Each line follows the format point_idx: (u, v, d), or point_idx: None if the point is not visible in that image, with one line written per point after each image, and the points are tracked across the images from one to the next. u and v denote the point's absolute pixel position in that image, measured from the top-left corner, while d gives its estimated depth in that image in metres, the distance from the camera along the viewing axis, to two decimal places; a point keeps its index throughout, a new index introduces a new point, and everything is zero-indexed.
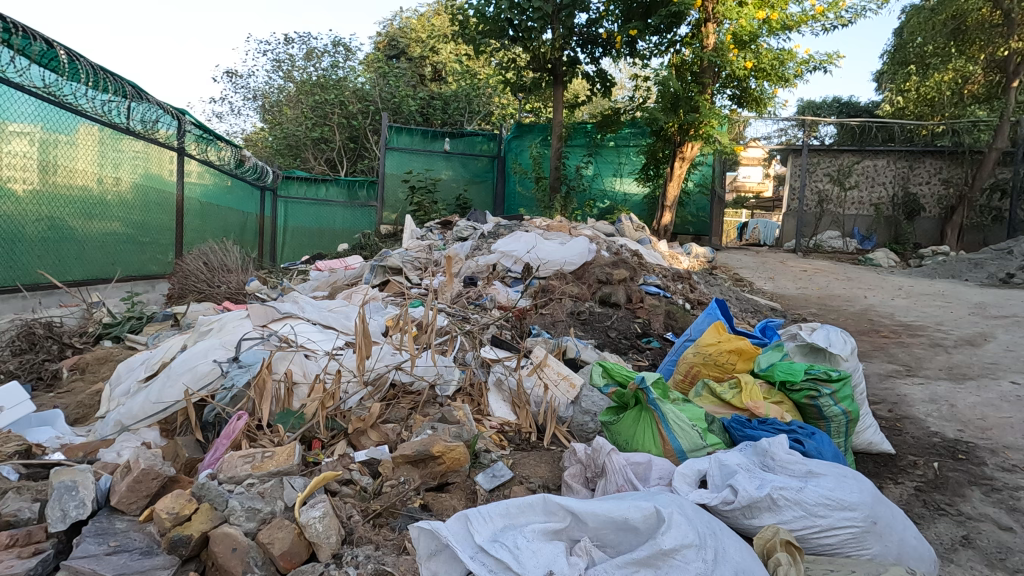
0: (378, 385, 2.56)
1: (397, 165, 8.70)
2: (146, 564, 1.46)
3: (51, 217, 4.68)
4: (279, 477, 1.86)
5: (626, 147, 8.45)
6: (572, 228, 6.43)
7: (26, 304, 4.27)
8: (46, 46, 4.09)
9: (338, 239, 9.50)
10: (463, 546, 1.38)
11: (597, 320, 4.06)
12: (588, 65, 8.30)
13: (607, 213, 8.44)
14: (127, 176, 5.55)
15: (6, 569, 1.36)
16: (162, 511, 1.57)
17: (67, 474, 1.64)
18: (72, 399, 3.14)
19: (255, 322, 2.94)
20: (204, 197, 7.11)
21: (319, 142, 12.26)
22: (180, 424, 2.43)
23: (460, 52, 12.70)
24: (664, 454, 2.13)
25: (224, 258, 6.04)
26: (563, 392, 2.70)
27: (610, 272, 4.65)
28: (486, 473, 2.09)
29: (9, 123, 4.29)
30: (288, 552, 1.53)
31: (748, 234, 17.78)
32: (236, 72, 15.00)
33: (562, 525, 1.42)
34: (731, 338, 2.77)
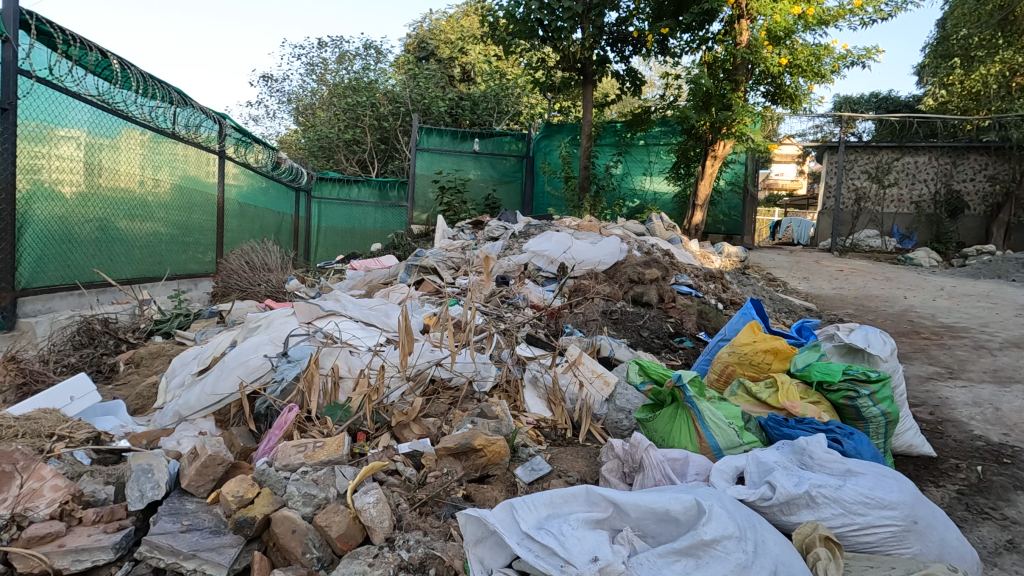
0: (418, 381, 2.66)
1: (427, 165, 8.84)
2: (216, 542, 1.57)
3: (101, 220, 4.78)
4: (331, 466, 1.96)
5: (656, 146, 8.42)
6: (602, 228, 6.44)
7: (84, 300, 4.49)
8: (101, 58, 4.41)
9: (371, 239, 9.69)
10: (511, 533, 1.46)
11: (629, 320, 4.08)
12: (618, 64, 8.30)
13: (637, 212, 8.42)
14: (167, 178, 5.69)
15: (95, 543, 1.50)
16: (229, 494, 1.69)
17: (143, 457, 1.77)
18: (131, 390, 3.33)
19: (301, 320, 3.08)
20: (242, 198, 7.35)
21: (351, 144, 12.52)
22: (234, 415, 2.57)
23: (489, 52, 12.80)
24: (700, 451, 2.17)
25: (264, 258, 6.26)
26: (597, 390, 2.76)
27: (642, 272, 4.66)
28: (525, 466, 2.15)
29: (60, 128, 4.30)
30: (344, 535, 1.63)
31: (781, 233, 17.44)
32: (271, 77, 15.44)
33: (604, 515, 1.48)
34: (767, 338, 2.77)
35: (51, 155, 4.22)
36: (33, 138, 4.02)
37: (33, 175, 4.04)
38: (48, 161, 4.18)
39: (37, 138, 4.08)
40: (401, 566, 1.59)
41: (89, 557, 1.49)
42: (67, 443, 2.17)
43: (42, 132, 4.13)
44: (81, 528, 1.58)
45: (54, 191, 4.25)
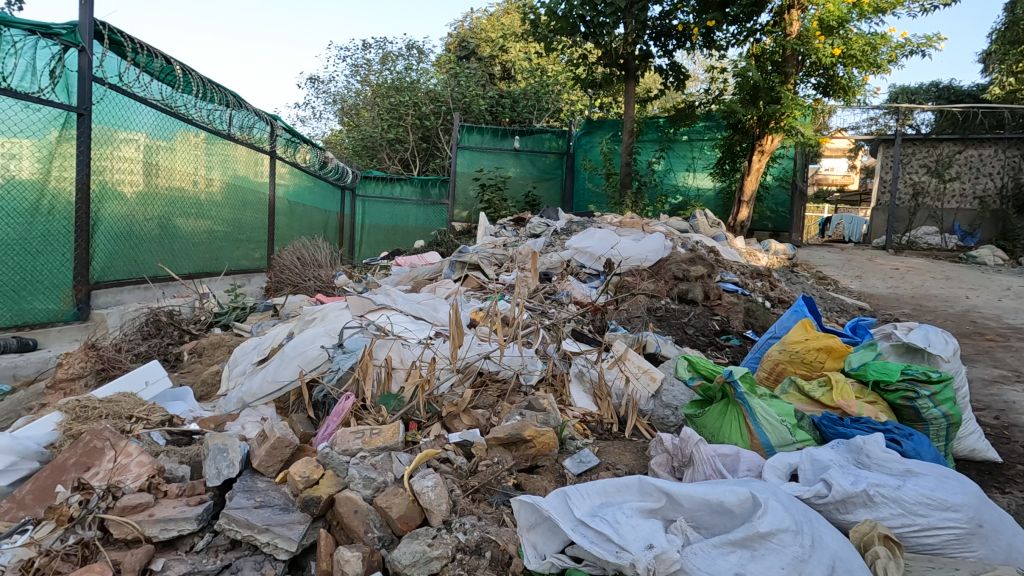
0: (467, 372, 2.72)
1: (468, 164, 8.95)
2: (286, 518, 1.67)
3: (162, 219, 5.04)
4: (387, 452, 2.04)
5: (700, 141, 8.26)
6: (645, 225, 6.38)
7: (150, 293, 4.78)
8: (166, 64, 4.68)
9: (413, 237, 9.88)
10: (565, 519, 1.50)
11: (674, 317, 4.05)
12: (661, 59, 8.19)
13: (679, 209, 8.29)
14: (221, 178, 5.93)
15: (180, 514, 1.63)
16: (296, 474, 1.80)
17: (218, 438, 1.91)
18: (197, 378, 3.53)
19: (355, 313, 3.19)
20: (291, 196, 7.65)
21: (394, 143, 12.79)
22: (293, 403, 2.70)
23: (529, 50, 12.81)
24: (751, 448, 2.15)
25: (315, 254, 6.51)
26: (644, 385, 2.77)
27: (687, 269, 4.61)
28: (574, 458, 2.19)
29: (125, 131, 4.53)
30: (405, 516, 1.71)
31: (832, 230, 16.79)
32: (318, 79, 15.93)
33: (658, 505, 1.50)
34: (820, 336, 2.72)
35: (113, 156, 4.41)
36: (99, 141, 4.23)
37: (98, 176, 4.25)
38: (112, 162, 4.40)
39: (103, 141, 4.29)
40: (458, 548, 1.65)
41: (174, 526, 1.61)
42: (145, 424, 2.33)
43: (108, 135, 4.35)
44: (166, 500, 1.71)
45: (115, 190, 4.44)
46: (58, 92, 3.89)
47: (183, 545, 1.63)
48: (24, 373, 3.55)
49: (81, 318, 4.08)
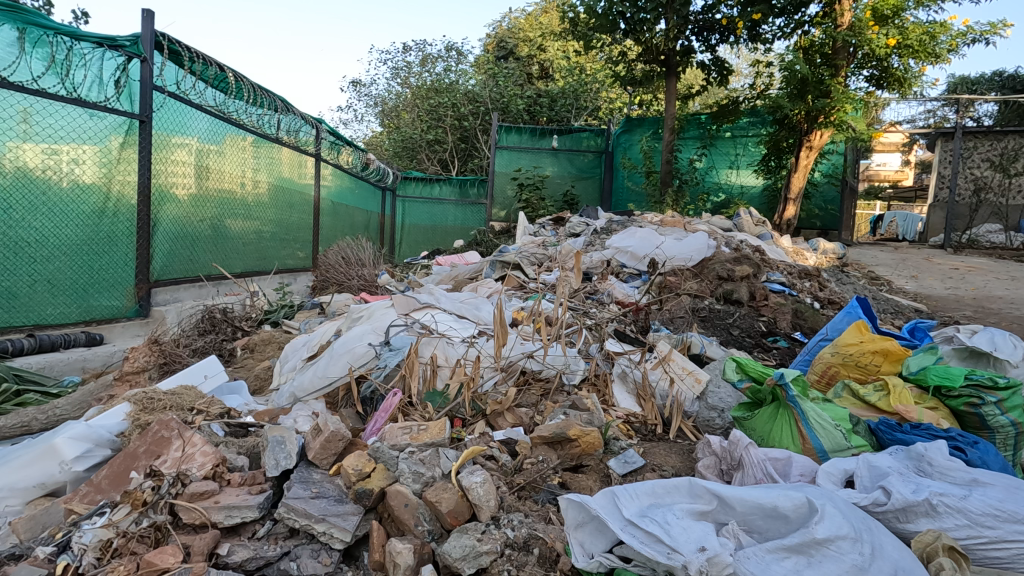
0: (511, 371, 2.75)
1: (506, 163, 8.99)
2: (341, 509, 1.73)
3: (215, 220, 5.25)
4: (434, 448, 2.08)
5: (744, 138, 8.04)
6: (687, 224, 6.26)
7: (204, 291, 5.01)
8: (219, 71, 4.90)
9: (452, 236, 9.99)
10: (613, 518, 1.50)
11: (718, 318, 3.97)
12: (703, 54, 8.02)
13: (722, 207, 8.12)
14: (270, 180, 6.14)
15: (244, 501, 1.71)
16: (349, 467, 1.86)
17: (276, 430, 2.00)
18: (250, 372, 3.68)
19: (400, 311, 3.26)
20: (334, 197, 7.87)
21: (434, 143, 12.97)
22: (342, 398, 2.79)
23: (568, 48, 12.75)
24: (803, 452, 2.09)
25: (358, 253, 6.68)
26: (689, 386, 2.73)
27: (732, 269, 4.51)
28: (619, 459, 2.18)
29: (181, 136, 4.73)
30: (454, 510, 1.75)
31: (883, 228, 16.09)
32: (360, 82, 16.28)
33: (709, 508, 1.49)
34: (875, 338, 2.62)
35: (168, 160, 4.59)
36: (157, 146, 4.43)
37: (155, 179, 4.45)
38: (167, 166, 4.58)
39: (158, 145, 4.47)
40: (507, 544, 1.68)
41: (239, 513, 1.69)
42: (205, 416, 2.45)
43: (163, 141, 4.52)
44: (230, 489, 1.80)
45: (169, 192, 4.62)
46: (122, 100, 4.12)
47: (245, 532, 1.71)
48: (92, 366, 3.77)
49: (142, 314, 4.31)
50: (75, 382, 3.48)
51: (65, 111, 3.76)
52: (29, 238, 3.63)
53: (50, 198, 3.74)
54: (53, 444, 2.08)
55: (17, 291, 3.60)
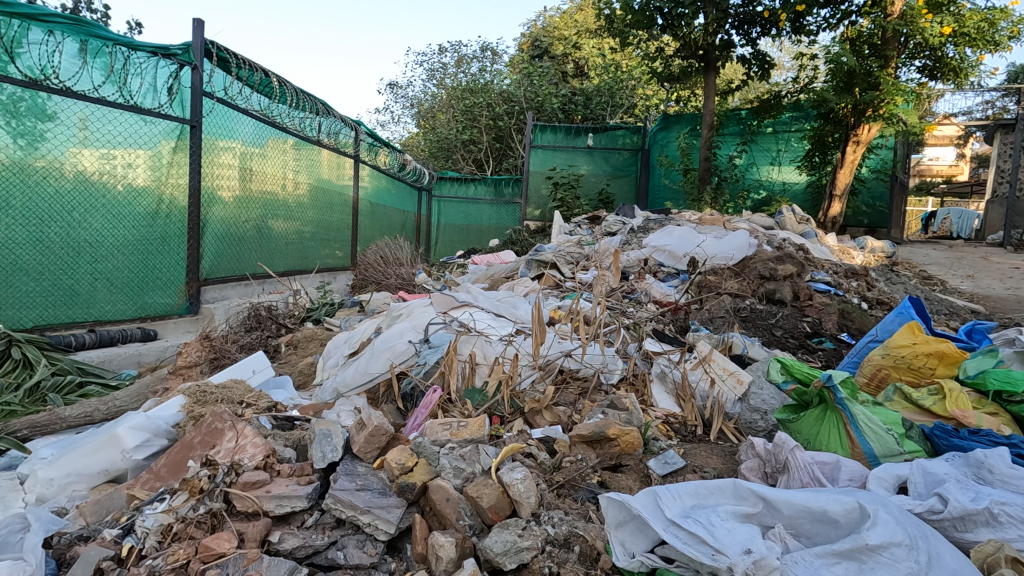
0: (549, 370, 2.75)
1: (541, 162, 9.00)
2: (385, 501, 1.78)
3: (259, 220, 5.43)
4: (474, 444, 2.11)
5: (787, 133, 7.80)
6: (727, 222, 6.13)
7: (250, 289, 5.20)
8: (264, 77, 5.08)
9: (487, 236, 10.04)
10: (655, 518, 1.49)
11: (760, 318, 3.87)
12: (743, 48, 7.84)
13: (763, 205, 7.90)
14: (311, 181, 6.31)
15: (294, 492, 1.78)
16: (393, 461, 1.90)
17: (323, 424, 2.06)
18: (294, 368, 3.79)
19: (438, 309, 3.30)
20: (372, 198, 8.03)
21: (469, 144, 13.07)
22: (383, 394, 2.85)
23: (603, 45, 12.65)
24: (852, 457, 2.03)
25: (396, 253, 6.80)
26: (731, 388, 2.70)
27: (775, 268, 4.40)
28: (659, 459, 2.16)
29: (229, 140, 4.92)
30: (495, 506, 1.77)
31: (936, 225, 15.35)
32: (397, 84, 16.55)
33: (754, 510, 1.47)
34: (930, 340, 2.51)
35: (215, 164, 4.76)
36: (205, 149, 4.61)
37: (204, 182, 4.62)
38: (214, 170, 4.75)
39: (206, 149, 4.65)
40: (548, 540, 1.69)
41: (288, 503, 1.76)
42: (254, 409, 2.54)
43: (211, 145, 4.70)
44: (280, 479, 1.87)
45: (217, 195, 4.79)
46: (174, 106, 4.32)
47: (295, 521, 1.77)
48: (147, 360, 3.95)
49: (192, 311, 4.50)
50: (132, 375, 3.65)
51: (121, 118, 3.95)
52: (89, 238, 3.84)
53: (108, 200, 3.94)
54: (116, 433, 2.20)
55: (79, 289, 3.82)
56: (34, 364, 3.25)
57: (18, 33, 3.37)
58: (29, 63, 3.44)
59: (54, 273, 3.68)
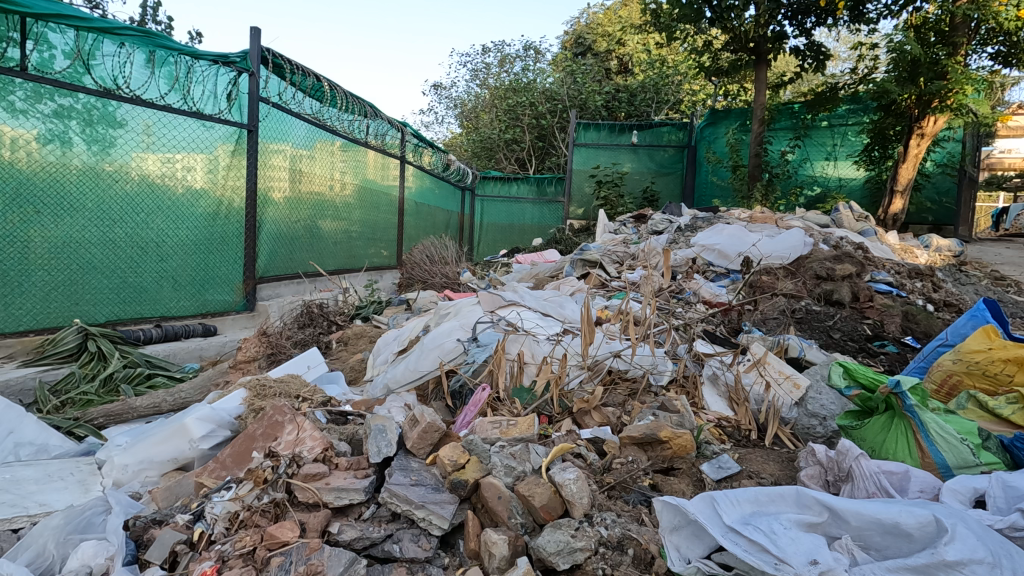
0: (597, 370, 2.73)
1: (584, 160, 8.95)
2: (438, 497, 1.81)
3: (310, 220, 5.61)
4: (524, 443, 2.12)
5: (843, 127, 7.44)
6: (779, 219, 5.92)
7: (303, 287, 5.41)
8: (315, 81, 5.26)
9: (529, 235, 10.04)
10: (713, 525, 1.47)
11: (817, 319, 3.72)
12: (797, 39, 7.55)
13: (817, 202, 7.57)
14: (357, 182, 6.47)
15: (351, 485, 1.83)
16: (446, 457, 1.93)
17: (378, 420, 2.12)
18: (345, 364, 3.90)
19: (486, 308, 3.32)
20: (417, 198, 8.17)
21: (511, 143, 13.10)
22: (432, 391, 2.89)
23: (648, 41, 12.43)
24: (922, 467, 1.93)
25: (442, 252, 6.88)
26: (786, 392, 2.61)
27: (832, 267, 4.22)
28: (712, 463, 2.10)
29: (282, 143, 5.11)
30: (547, 505, 1.77)
31: (1009, 222, 14.32)
32: (441, 85, 16.77)
33: (819, 520, 1.43)
34: (1007, 345, 2.33)
35: (269, 166, 4.94)
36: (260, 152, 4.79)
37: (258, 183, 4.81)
38: (268, 172, 4.93)
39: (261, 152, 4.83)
40: (601, 542, 1.68)
41: (346, 495, 1.81)
42: (310, 404, 2.63)
43: (265, 148, 4.88)
44: (338, 472, 1.93)
45: (270, 196, 4.98)
46: (233, 112, 4.52)
47: (352, 513, 1.82)
48: (208, 354, 4.15)
49: (249, 309, 4.71)
50: (195, 369, 3.84)
51: (183, 123, 4.16)
52: (155, 238, 4.04)
53: (172, 202, 4.14)
54: (184, 423, 2.33)
55: (145, 286, 4.02)
56: (108, 356, 3.47)
57: (92, 46, 3.58)
58: (103, 74, 3.65)
59: (123, 272, 3.88)
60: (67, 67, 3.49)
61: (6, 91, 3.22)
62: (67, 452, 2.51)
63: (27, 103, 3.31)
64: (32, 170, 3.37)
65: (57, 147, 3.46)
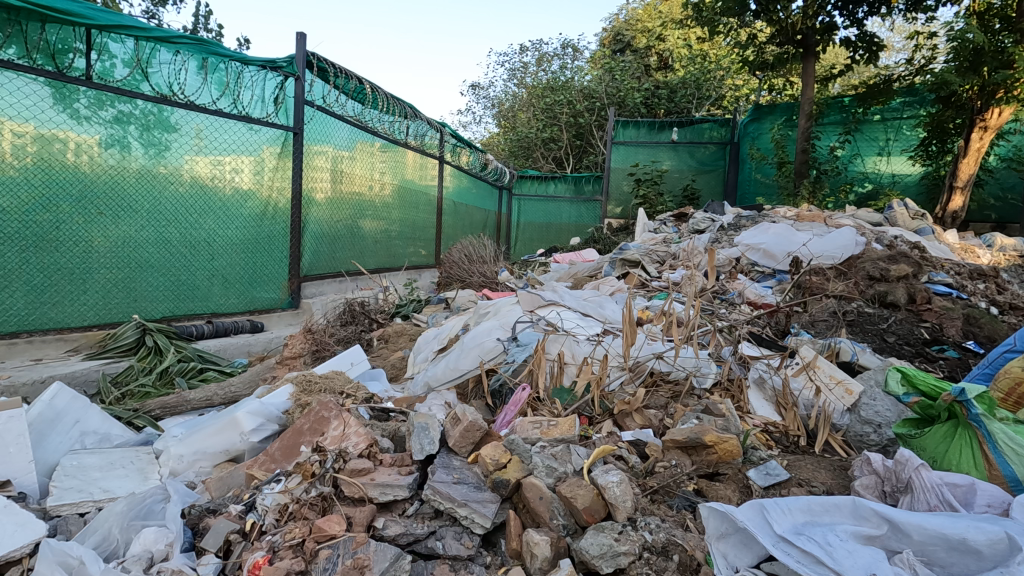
0: (637, 371, 2.69)
1: (623, 158, 8.85)
2: (480, 496, 1.82)
3: (351, 220, 5.74)
4: (565, 444, 2.11)
5: (897, 120, 7.06)
6: (828, 218, 5.71)
7: (344, 285, 5.55)
8: (358, 84, 5.37)
9: (566, 234, 9.99)
10: (763, 533, 1.43)
11: (870, 322, 3.55)
12: (847, 30, 7.25)
13: (868, 199, 7.25)
14: (397, 181, 6.57)
15: (396, 481, 1.87)
16: (487, 456, 1.94)
17: (421, 417, 2.15)
18: (386, 361, 3.96)
19: (525, 308, 3.32)
20: (455, 197, 8.26)
21: (549, 142, 13.07)
22: (472, 390, 2.91)
23: (689, 35, 12.17)
24: (989, 480, 1.82)
25: (480, 251, 6.92)
26: (838, 398, 2.51)
27: (886, 268, 4.05)
28: (760, 470, 2.05)
29: (325, 145, 5.24)
30: (590, 507, 1.75)
31: None
32: (479, 86, 16.89)
33: (877, 532, 1.39)
34: None
35: (313, 168, 5.08)
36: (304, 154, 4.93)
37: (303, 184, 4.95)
38: (312, 173, 5.07)
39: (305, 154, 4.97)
40: (645, 547, 1.65)
41: (391, 491, 1.84)
42: (353, 400, 2.68)
43: (309, 150, 5.02)
44: (383, 468, 1.97)
45: (313, 196, 5.12)
46: (279, 115, 4.67)
47: (397, 509, 1.84)
48: (256, 349, 4.29)
49: (294, 306, 4.88)
50: (243, 364, 3.98)
51: (232, 127, 4.32)
52: (206, 238, 4.21)
53: (222, 203, 4.30)
54: (236, 416, 2.43)
55: (197, 284, 4.20)
56: (164, 351, 3.63)
57: (150, 55, 3.75)
58: (159, 81, 3.82)
59: (177, 270, 4.05)
60: (126, 75, 3.66)
61: (72, 99, 3.39)
62: (127, 442, 2.64)
63: (90, 109, 3.48)
64: (94, 174, 3.54)
65: (117, 152, 3.64)
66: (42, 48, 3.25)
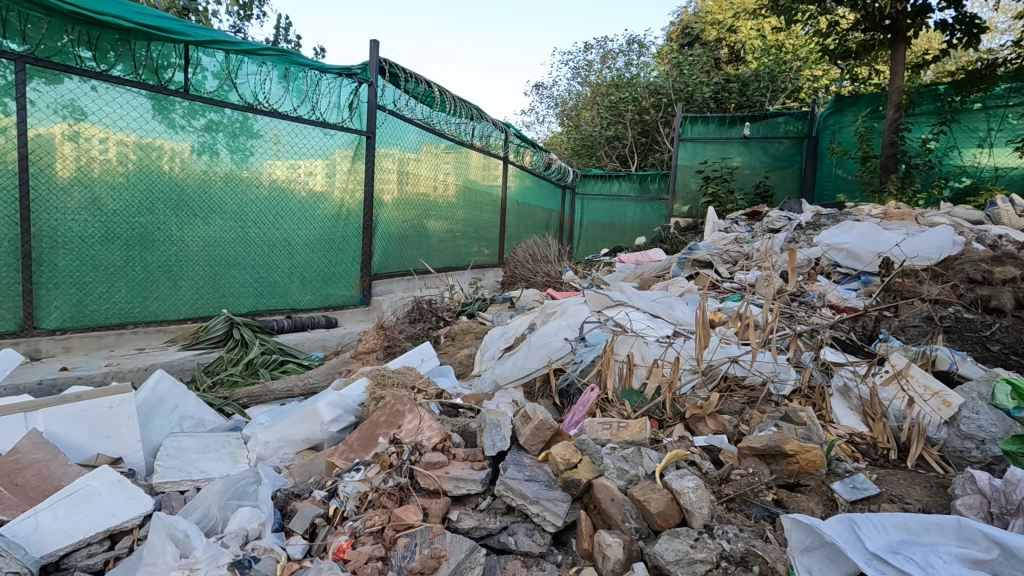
0: (711, 375, 2.61)
1: (691, 156, 8.60)
2: (552, 494, 1.82)
3: (418, 220, 5.91)
4: (636, 447, 2.08)
5: (1002, 109, 6.41)
6: (919, 215, 5.30)
7: (411, 284, 5.72)
8: (426, 87, 5.50)
9: (631, 234, 9.82)
10: (855, 550, 1.38)
11: (970, 329, 3.26)
12: (943, 12, 6.68)
13: (967, 195, 6.63)
14: (462, 182, 6.70)
15: (469, 475, 1.91)
16: (558, 455, 1.94)
17: (492, 414, 2.19)
18: (454, 358, 4.06)
19: (592, 308, 3.30)
20: (519, 197, 8.32)
21: (613, 141, 12.89)
22: (539, 388, 2.92)
23: (763, 26, 11.60)
24: None
25: (545, 251, 6.93)
26: (933, 409, 2.36)
27: (989, 270, 3.71)
28: (846, 483, 1.93)
29: (394, 147, 5.41)
30: (664, 512, 1.72)
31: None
32: (542, 85, 16.90)
33: (986, 556, 1.31)
34: None
35: (382, 169, 5.27)
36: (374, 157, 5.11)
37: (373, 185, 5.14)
38: (382, 175, 5.26)
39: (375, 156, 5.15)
40: (723, 555, 1.59)
41: (465, 485, 1.89)
42: (425, 395, 2.77)
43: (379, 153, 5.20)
44: (456, 462, 2.01)
45: (382, 197, 5.30)
46: (353, 120, 4.87)
47: (470, 503, 1.90)
48: (330, 343, 4.50)
49: (364, 303, 5.09)
50: (320, 357, 4.17)
51: (310, 133, 4.54)
52: (285, 238, 4.45)
53: (299, 205, 4.54)
54: (317, 407, 2.57)
55: (277, 281, 4.45)
56: (250, 343, 3.88)
57: (237, 66, 4.01)
58: (246, 90, 4.09)
59: (259, 268, 4.31)
60: (216, 86, 3.92)
61: (170, 110, 3.70)
62: (219, 427, 2.85)
63: (185, 119, 3.78)
64: (187, 178, 3.83)
65: (207, 158, 3.92)
66: (146, 64, 3.56)
